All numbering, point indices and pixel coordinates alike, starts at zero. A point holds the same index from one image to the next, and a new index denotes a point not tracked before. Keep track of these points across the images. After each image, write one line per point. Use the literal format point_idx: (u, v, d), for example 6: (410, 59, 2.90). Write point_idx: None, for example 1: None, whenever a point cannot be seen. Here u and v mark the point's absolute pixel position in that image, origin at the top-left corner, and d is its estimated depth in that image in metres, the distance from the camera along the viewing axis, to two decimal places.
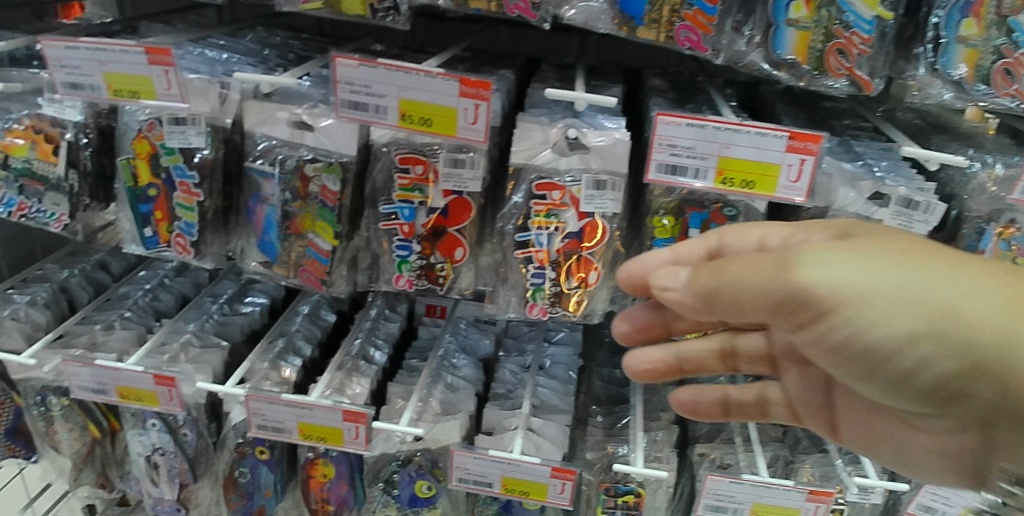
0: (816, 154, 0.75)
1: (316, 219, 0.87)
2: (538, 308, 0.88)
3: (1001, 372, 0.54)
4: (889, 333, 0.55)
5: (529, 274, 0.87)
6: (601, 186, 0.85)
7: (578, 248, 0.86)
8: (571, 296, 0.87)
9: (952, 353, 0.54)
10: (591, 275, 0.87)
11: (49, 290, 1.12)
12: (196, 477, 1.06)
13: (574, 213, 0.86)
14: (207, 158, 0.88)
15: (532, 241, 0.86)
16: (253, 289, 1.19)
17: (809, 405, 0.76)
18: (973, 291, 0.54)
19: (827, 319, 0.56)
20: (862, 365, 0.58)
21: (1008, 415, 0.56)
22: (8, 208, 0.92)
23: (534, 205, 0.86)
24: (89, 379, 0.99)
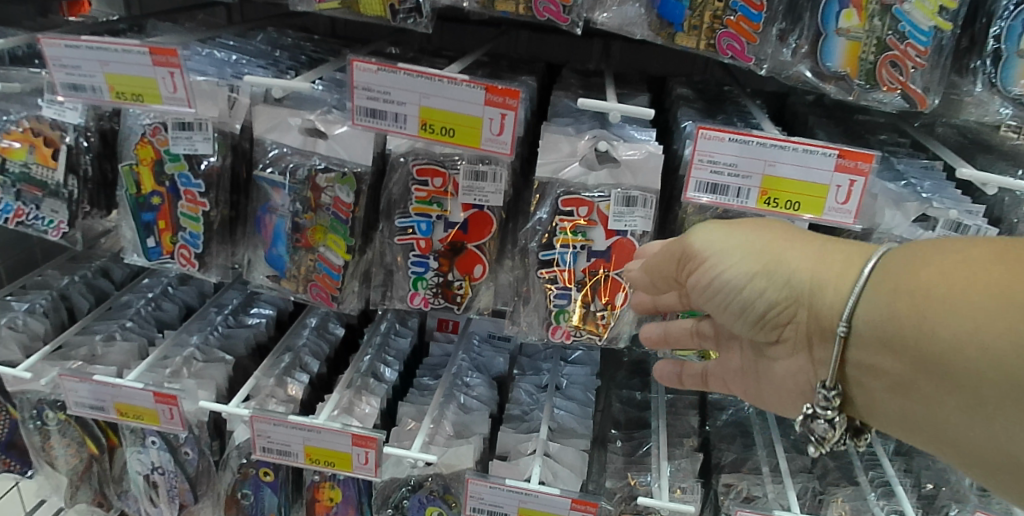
0: (867, 174, 0.72)
1: (327, 232, 0.82)
2: (562, 331, 0.83)
3: (816, 302, 0.63)
4: (743, 278, 0.66)
5: (553, 295, 0.82)
6: (631, 202, 0.80)
7: (606, 268, 0.81)
8: (597, 318, 0.82)
9: (779, 288, 0.64)
10: (618, 297, 0.82)
11: (48, 297, 1.07)
12: (196, 497, 1.01)
13: (603, 231, 0.81)
14: (214, 165, 0.83)
15: (556, 260, 0.81)
16: (259, 300, 1.14)
17: (734, 371, 0.78)
18: (806, 247, 0.65)
19: (690, 267, 0.70)
20: (723, 308, 0.68)
21: (821, 337, 0.64)
22: (4, 214, 0.87)
23: (559, 222, 0.81)
24: (87, 394, 0.94)
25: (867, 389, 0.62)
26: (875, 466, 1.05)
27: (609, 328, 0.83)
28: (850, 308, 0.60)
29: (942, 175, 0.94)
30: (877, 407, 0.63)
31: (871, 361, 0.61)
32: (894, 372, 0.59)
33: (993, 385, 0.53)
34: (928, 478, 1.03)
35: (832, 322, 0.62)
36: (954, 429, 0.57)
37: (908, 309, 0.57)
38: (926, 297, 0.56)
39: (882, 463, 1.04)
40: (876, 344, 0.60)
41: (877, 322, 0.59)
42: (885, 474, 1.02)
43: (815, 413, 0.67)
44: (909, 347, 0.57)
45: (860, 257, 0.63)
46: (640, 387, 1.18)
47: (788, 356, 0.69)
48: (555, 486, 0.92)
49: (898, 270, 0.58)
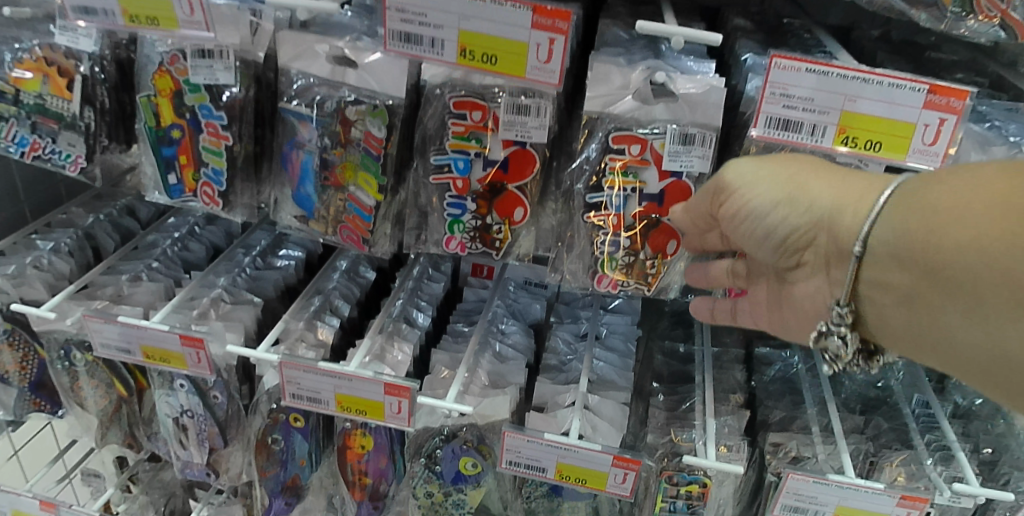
0: (960, 113, 0.66)
1: (358, 170, 0.77)
2: (607, 282, 0.77)
3: (837, 226, 0.62)
4: (769, 205, 0.65)
5: (600, 242, 0.76)
6: (689, 139, 0.73)
7: (658, 213, 0.75)
8: (647, 268, 0.77)
9: (802, 214, 0.64)
10: (670, 245, 0.77)
11: (73, 236, 1.04)
12: (226, 441, 0.99)
13: (657, 173, 0.74)
14: (236, 97, 0.78)
15: (605, 203, 0.75)
16: (287, 241, 1.10)
17: (760, 305, 0.75)
18: (833, 176, 0.64)
19: (713, 198, 0.69)
20: (746, 235, 0.67)
21: (838, 260, 0.63)
22: (20, 148, 0.83)
23: (610, 161, 0.74)
24: (113, 336, 0.91)
25: (878, 305, 0.62)
26: (932, 428, 0.99)
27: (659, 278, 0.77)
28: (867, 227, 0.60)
29: None
30: (887, 324, 0.62)
31: (882, 278, 0.60)
32: (903, 286, 0.59)
33: (992, 288, 0.53)
34: (987, 443, 0.97)
35: (849, 243, 0.61)
36: (955, 339, 0.57)
37: (918, 223, 0.57)
38: (937, 209, 0.56)
39: (940, 425, 0.98)
40: (889, 261, 0.59)
41: (890, 239, 0.58)
42: (943, 437, 0.96)
43: (829, 330, 0.66)
44: (918, 259, 0.57)
45: (884, 182, 0.61)
46: (682, 339, 1.13)
47: (810, 284, 0.67)
48: (595, 441, 0.88)
49: (913, 188, 0.58)
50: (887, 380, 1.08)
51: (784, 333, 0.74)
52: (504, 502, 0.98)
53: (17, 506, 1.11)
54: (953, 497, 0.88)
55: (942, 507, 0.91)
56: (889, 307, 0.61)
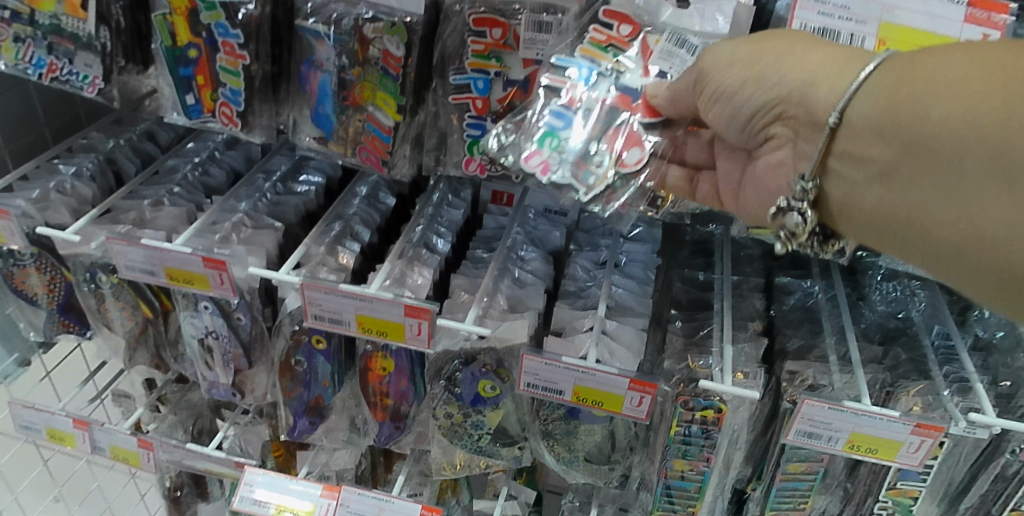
0: (1003, 28, 0.63)
1: (376, 90, 0.76)
2: (536, 159, 0.69)
3: (810, 101, 0.64)
4: (739, 83, 0.66)
5: (546, 112, 0.71)
6: (683, 44, 0.72)
7: (627, 107, 0.72)
8: (594, 166, 0.70)
9: (769, 89, 0.65)
10: (628, 151, 0.71)
11: (94, 161, 1.05)
12: (251, 362, 1.01)
13: (640, 62, 0.73)
14: (253, 14, 0.76)
15: (571, 71, 0.71)
16: (307, 166, 1.10)
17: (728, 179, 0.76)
18: (816, 51, 0.64)
19: (688, 85, 0.69)
20: (715, 112, 0.69)
21: (810, 131, 0.65)
22: (38, 69, 0.83)
23: (594, 32, 0.73)
24: (136, 259, 0.92)
25: (846, 181, 0.64)
26: (951, 360, 0.98)
27: (600, 186, 0.69)
28: (845, 100, 0.61)
29: None
30: (854, 201, 0.64)
31: (859, 151, 0.62)
32: (877, 162, 0.61)
33: (970, 166, 0.55)
34: (1007, 376, 0.96)
35: (824, 116, 0.63)
36: (923, 217, 0.59)
37: (905, 101, 0.58)
38: (927, 84, 0.57)
39: (960, 357, 0.97)
40: (866, 134, 0.61)
41: (870, 114, 0.60)
42: (962, 369, 0.96)
43: (790, 207, 0.68)
44: (897, 134, 0.59)
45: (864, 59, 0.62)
46: (703, 268, 1.13)
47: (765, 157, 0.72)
48: (613, 365, 0.88)
49: (905, 68, 0.59)
50: (907, 311, 1.08)
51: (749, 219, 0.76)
52: (522, 425, 1.00)
53: (51, 423, 1.15)
54: (969, 427, 0.87)
55: (956, 436, 0.91)
56: (858, 182, 0.63)
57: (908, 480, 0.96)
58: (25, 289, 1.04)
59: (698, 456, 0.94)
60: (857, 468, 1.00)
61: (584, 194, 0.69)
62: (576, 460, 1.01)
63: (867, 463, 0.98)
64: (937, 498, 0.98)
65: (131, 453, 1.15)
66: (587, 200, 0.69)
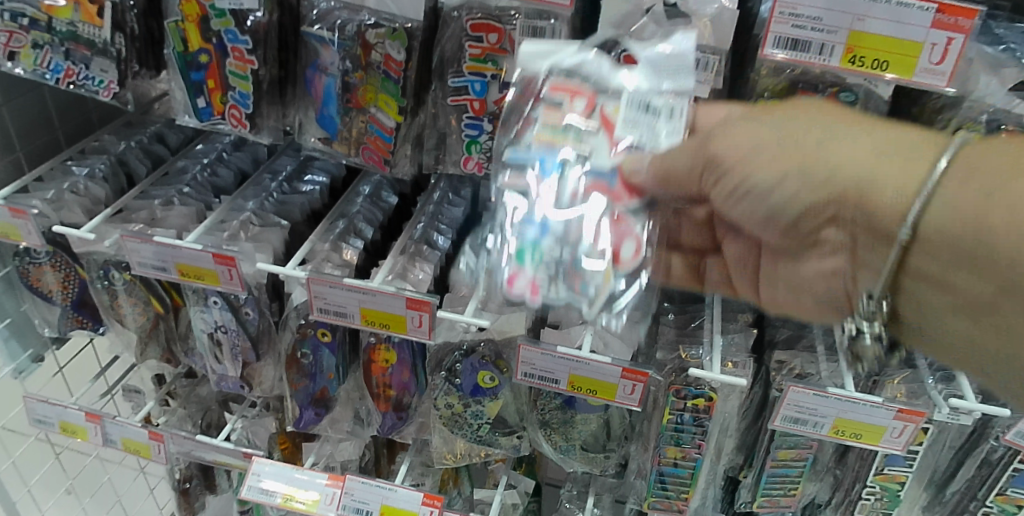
0: (967, 32, 0.67)
1: (378, 92, 0.80)
2: (522, 282, 0.61)
3: (863, 207, 0.65)
4: (775, 181, 0.67)
5: (516, 223, 0.64)
6: (650, 110, 0.68)
7: (603, 193, 0.65)
8: (591, 271, 0.62)
9: (814, 189, 0.66)
10: (622, 245, 0.63)
11: (107, 162, 1.08)
12: (259, 355, 1.05)
13: (603, 137, 0.67)
14: (261, 21, 0.80)
15: (532, 164, 0.67)
16: (312, 167, 1.13)
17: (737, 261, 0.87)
18: (846, 145, 0.65)
19: (690, 164, 0.67)
20: (749, 208, 0.70)
21: (870, 242, 0.67)
22: (55, 74, 0.86)
23: (545, 113, 0.69)
24: (149, 255, 0.96)
25: (917, 295, 0.67)
26: None
27: (603, 295, 0.62)
28: (910, 215, 0.62)
29: None
30: (926, 310, 0.68)
31: (929, 270, 0.64)
32: (952, 282, 0.64)
33: None
34: None
35: (881, 224, 0.64)
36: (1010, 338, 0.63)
37: (982, 230, 0.60)
38: (1003, 215, 0.59)
39: None
40: (936, 256, 0.63)
41: (941, 236, 0.62)
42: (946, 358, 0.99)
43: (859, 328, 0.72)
44: (974, 262, 0.61)
45: (907, 161, 0.63)
46: None
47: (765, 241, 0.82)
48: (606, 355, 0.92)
49: (970, 191, 0.60)
50: None
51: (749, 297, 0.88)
52: (521, 414, 1.04)
53: (65, 417, 1.18)
54: (952, 414, 0.90)
55: (941, 422, 0.94)
56: (927, 295, 0.67)
57: (895, 466, 0.99)
58: (40, 286, 1.08)
59: (690, 444, 0.98)
60: (845, 455, 1.03)
61: (588, 310, 0.62)
62: (573, 449, 1.04)
63: (855, 450, 1.01)
64: (922, 481, 1.02)
65: (142, 445, 1.19)
66: (594, 313, 0.62)
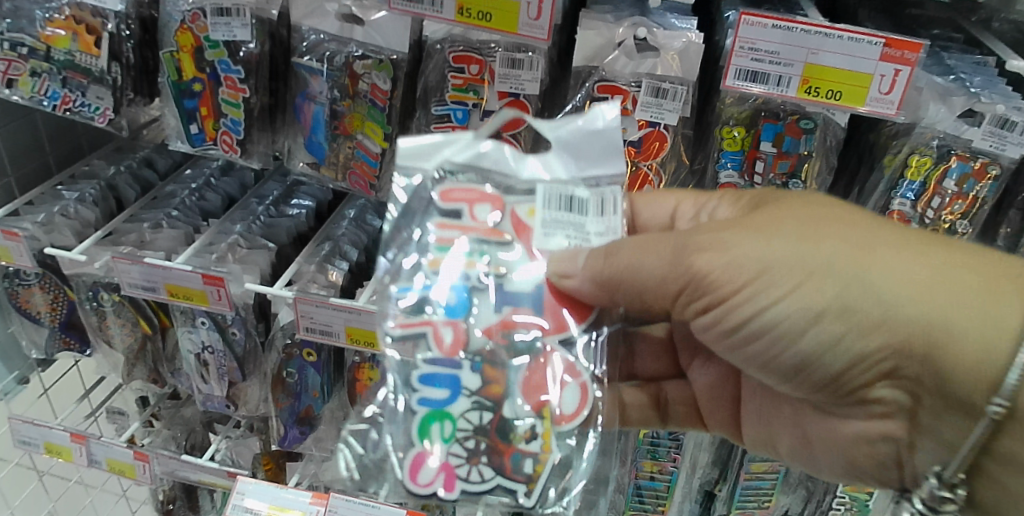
0: (913, 65, 0.72)
1: (365, 120, 0.84)
2: (442, 478, 0.64)
3: (930, 360, 0.65)
4: (810, 318, 0.66)
5: (423, 390, 0.65)
6: (574, 206, 0.70)
7: (527, 321, 0.68)
8: (526, 449, 0.65)
9: (870, 334, 0.65)
10: (560, 399, 0.67)
11: (97, 187, 1.11)
12: (245, 375, 1.07)
13: (521, 243, 0.70)
14: (253, 52, 0.84)
15: (437, 294, 0.68)
16: (298, 191, 1.16)
17: (707, 398, 0.91)
18: (892, 271, 0.64)
19: (653, 289, 0.68)
20: (772, 339, 0.69)
21: (937, 400, 0.67)
22: (53, 101, 0.90)
23: (442, 227, 0.70)
24: (138, 276, 0.99)
25: (994, 469, 0.69)
26: None
27: (541, 473, 0.65)
28: (1004, 380, 0.63)
29: (996, 71, 0.88)
30: (997, 479, 0.70)
31: (1012, 435, 0.65)
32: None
33: None
34: None
35: (949, 382, 0.65)
36: None
37: None
38: None
39: None
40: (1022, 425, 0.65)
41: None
42: None
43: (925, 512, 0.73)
44: None
45: (969, 298, 0.64)
46: None
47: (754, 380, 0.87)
48: None
49: None
50: None
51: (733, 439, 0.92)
52: None
53: (49, 438, 1.19)
54: None
55: None
56: (1000, 464, 0.68)
57: None
58: (29, 308, 1.10)
59: (666, 457, 1.02)
60: (815, 467, 1.07)
61: (525, 499, 0.65)
62: None
63: None
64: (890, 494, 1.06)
65: (127, 466, 1.20)
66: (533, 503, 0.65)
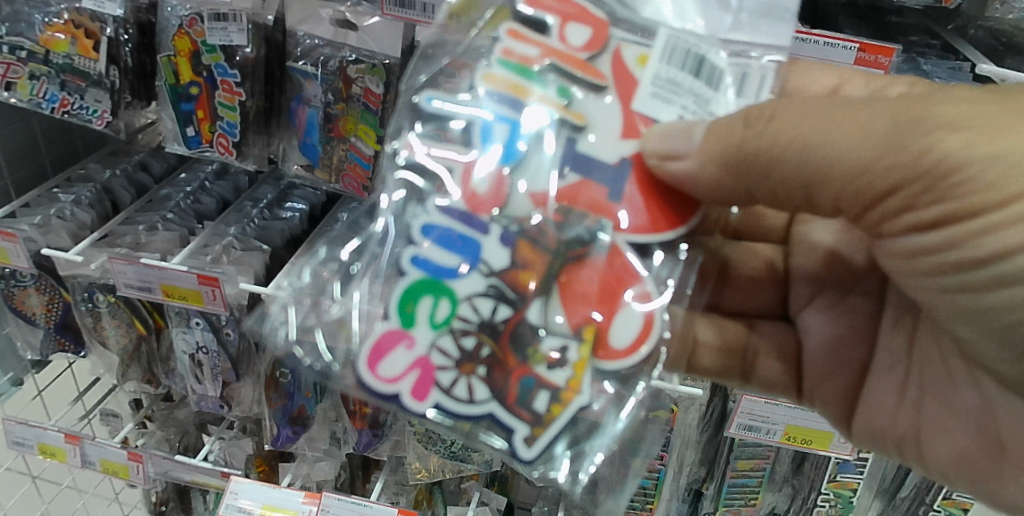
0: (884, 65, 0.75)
1: (358, 123, 0.86)
2: (412, 380, 0.61)
3: None
4: None
5: (428, 246, 0.62)
6: (698, 67, 0.63)
7: (600, 205, 0.63)
8: (543, 378, 0.61)
9: None
10: (611, 328, 0.62)
11: (92, 189, 1.12)
12: (239, 375, 1.09)
13: (614, 96, 0.64)
14: (249, 56, 0.86)
15: (494, 136, 0.64)
16: (292, 195, 1.18)
17: (835, 345, 0.84)
18: None
19: (839, 185, 0.59)
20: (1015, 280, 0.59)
21: None
22: (51, 104, 0.91)
23: (529, 51, 0.64)
24: (133, 277, 1.00)
25: None
26: None
27: (554, 415, 0.61)
28: None
29: (971, 75, 0.91)
30: None
31: None
32: None
33: None
34: None
35: None
36: None
37: None
38: None
39: None
40: None
41: None
42: None
43: None
44: None
45: None
46: None
47: (893, 345, 0.80)
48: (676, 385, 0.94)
49: None
50: None
51: (837, 423, 0.86)
52: None
53: (43, 439, 1.20)
54: None
55: None
56: None
57: (846, 473, 1.06)
58: (24, 309, 1.11)
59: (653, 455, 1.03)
60: (801, 465, 1.09)
61: (522, 447, 0.61)
62: None
63: (809, 460, 1.08)
64: (872, 489, 1.09)
65: (121, 466, 1.21)
66: (530, 457, 0.61)
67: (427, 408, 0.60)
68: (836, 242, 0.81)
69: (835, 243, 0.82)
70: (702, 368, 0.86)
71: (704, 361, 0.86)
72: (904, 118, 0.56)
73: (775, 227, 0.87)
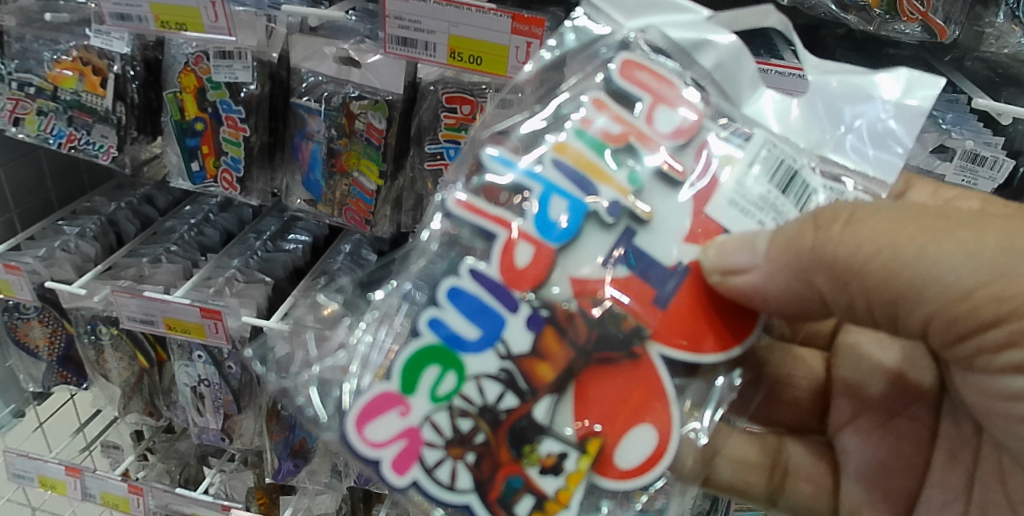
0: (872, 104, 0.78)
1: (361, 158, 0.87)
2: (397, 450, 0.53)
3: None
4: None
5: (451, 311, 0.53)
6: (789, 181, 0.56)
7: (647, 314, 0.54)
8: (533, 482, 0.53)
9: None
10: (617, 446, 0.54)
11: (97, 222, 1.13)
12: (240, 408, 1.09)
13: (689, 195, 0.56)
14: (253, 93, 0.88)
15: (546, 216, 0.55)
16: (295, 227, 1.18)
17: (882, 469, 0.74)
18: None
19: (929, 308, 0.52)
20: None
21: None
22: (58, 139, 0.93)
23: (614, 121, 0.58)
24: (136, 309, 1.01)
25: None
26: None
27: None
28: None
29: (967, 108, 0.93)
30: None
31: None
32: None
33: None
34: None
35: None
36: None
37: None
38: None
39: None
40: None
41: None
42: None
43: None
44: None
45: None
46: None
47: (949, 482, 0.71)
48: None
49: None
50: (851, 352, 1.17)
51: None
52: None
53: (44, 471, 1.20)
54: None
55: None
56: None
57: None
58: (27, 341, 1.12)
59: None
60: None
61: None
62: None
63: None
64: None
65: (121, 499, 1.20)
66: None
67: (404, 484, 0.53)
68: (902, 362, 0.71)
69: (902, 363, 0.71)
70: (718, 481, 0.77)
71: (722, 475, 0.77)
72: (1013, 241, 0.50)
73: (823, 332, 0.77)
